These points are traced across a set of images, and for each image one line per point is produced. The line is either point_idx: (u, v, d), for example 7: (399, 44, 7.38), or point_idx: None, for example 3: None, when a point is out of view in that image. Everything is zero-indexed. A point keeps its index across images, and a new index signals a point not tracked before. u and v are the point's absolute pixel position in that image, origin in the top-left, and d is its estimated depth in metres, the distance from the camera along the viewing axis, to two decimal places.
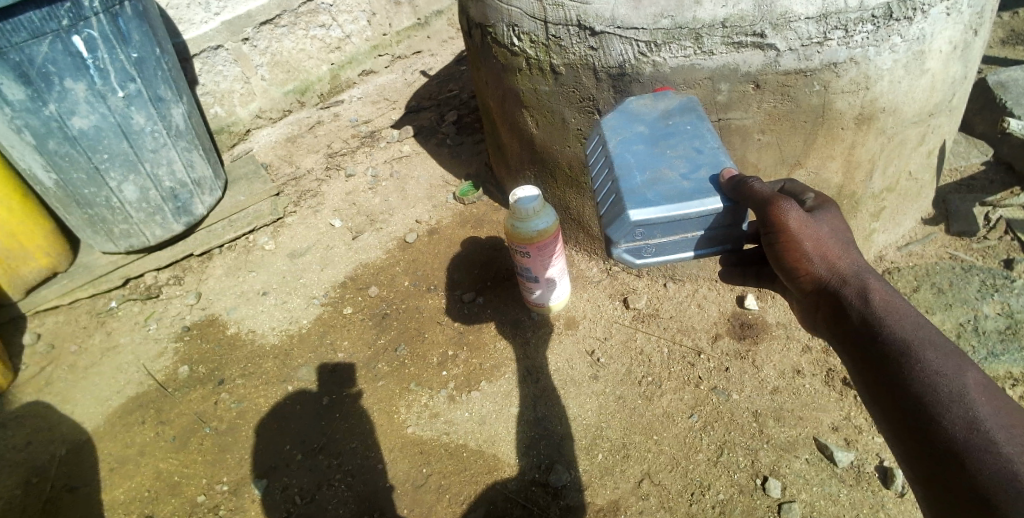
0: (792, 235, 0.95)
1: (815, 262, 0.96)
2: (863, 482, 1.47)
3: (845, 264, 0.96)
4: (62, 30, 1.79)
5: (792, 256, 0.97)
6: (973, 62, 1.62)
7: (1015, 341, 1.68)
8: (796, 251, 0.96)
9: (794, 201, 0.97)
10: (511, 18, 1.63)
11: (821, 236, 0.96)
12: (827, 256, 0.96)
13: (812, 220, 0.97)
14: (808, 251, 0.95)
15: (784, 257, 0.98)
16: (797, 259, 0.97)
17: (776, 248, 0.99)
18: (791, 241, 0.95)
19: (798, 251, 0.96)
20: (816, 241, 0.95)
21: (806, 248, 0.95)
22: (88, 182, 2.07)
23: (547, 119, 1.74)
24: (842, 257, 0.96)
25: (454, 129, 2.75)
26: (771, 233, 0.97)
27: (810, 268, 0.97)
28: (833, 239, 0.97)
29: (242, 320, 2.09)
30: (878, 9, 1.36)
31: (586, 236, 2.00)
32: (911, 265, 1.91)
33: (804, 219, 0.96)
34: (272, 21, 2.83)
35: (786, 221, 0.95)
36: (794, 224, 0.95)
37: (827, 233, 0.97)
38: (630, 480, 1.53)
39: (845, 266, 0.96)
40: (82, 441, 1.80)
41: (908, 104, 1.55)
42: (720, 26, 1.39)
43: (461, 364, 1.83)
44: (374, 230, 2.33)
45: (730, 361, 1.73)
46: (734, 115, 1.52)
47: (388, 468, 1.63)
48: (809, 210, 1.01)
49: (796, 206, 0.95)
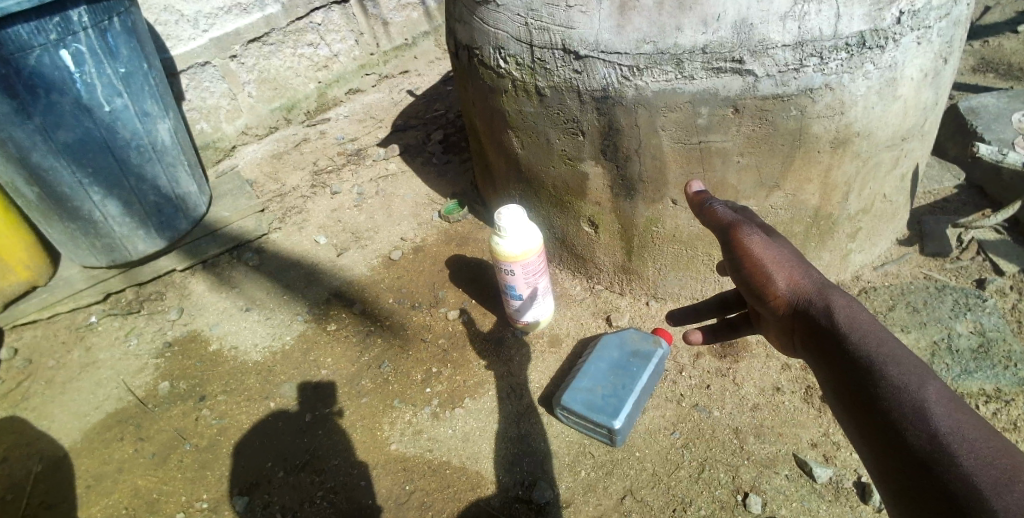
0: (754, 258, 0.99)
1: (780, 282, 0.98)
2: (842, 498, 1.49)
3: (808, 282, 0.97)
4: (50, 44, 1.80)
5: (758, 279, 1.00)
6: (943, 89, 1.69)
7: (986, 359, 1.72)
8: (760, 274, 0.99)
9: (757, 227, 1.01)
10: (499, 41, 1.67)
11: (781, 257, 0.99)
12: (792, 275, 0.98)
13: (770, 244, 1.00)
14: (772, 273, 0.98)
15: (751, 280, 1.01)
16: (763, 282, 0.99)
17: (744, 274, 1.02)
18: (753, 265, 0.99)
19: (762, 274, 0.99)
20: (777, 262, 0.98)
21: (768, 270, 0.98)
22: (71, 196, 2.05)
23: (532, 140, 1.78)
24: (805, 276, 0.98)
25: (441, 148, 2.77)
26: (734, 258, 1.01)
27: (776, 289, 0.99)
28: (795, 261, 0.99)
29: (226, 336, 2.08)
30: (851, 38, 1.42)
31: (570, 255, 2.03)
32: (887, 284, 1.95)
33: (763, 242, 1.00)
34: (260, 39, 2.87)
35: (747, 245, 0.99)
36: (756, 247, 0.99)
37: (787, 255, 0.99)
38: (612, 497, 1.53)
39: (809, 284, 0.96)
40: (59, 457, 1.77)
41: (882, 129, 1.61)
42: (700, 52, 1.43)
43: (445, 381, 1.84)
44: (359, 247, 2.34)
45: (712, 379, 1.76)
46: (714, 138, 1.55)
47: (371, 485, 1.62)
48: (773, 234, 1.04)
49: (757, 231, 1.00)
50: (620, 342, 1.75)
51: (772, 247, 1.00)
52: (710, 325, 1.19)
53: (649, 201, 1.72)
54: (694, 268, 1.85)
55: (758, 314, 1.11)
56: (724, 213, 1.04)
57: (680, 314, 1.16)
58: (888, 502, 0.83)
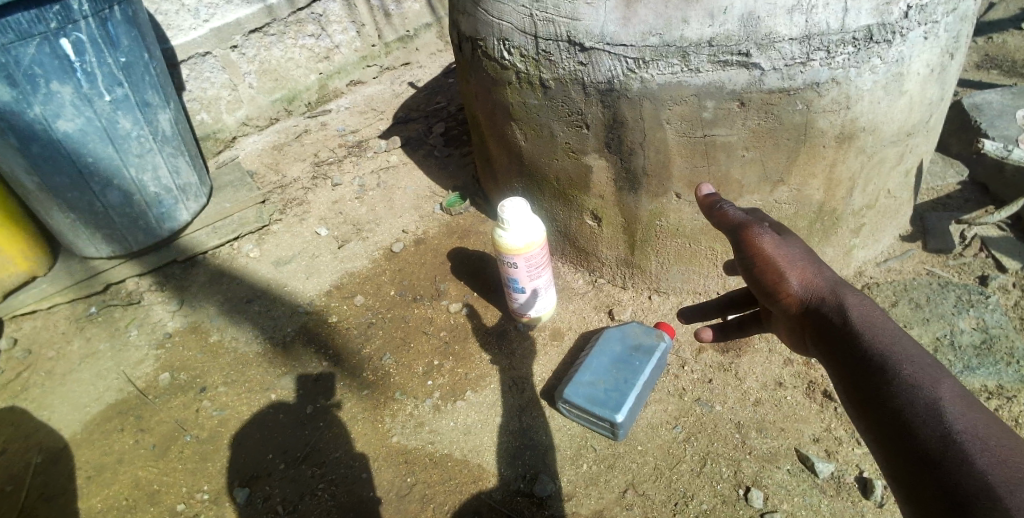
0: (767, 258, 0.99)
1: (792, 280, 0.98)
2: (843, 493, 1.49)
3: (820, 282, 0.97)
4: (50, 32, 1.79)
5: (769, 278, 1.00)
6: (949, 85, 1.68)
7: (989, 355, 1.72)
8: (772, 273, 1.00)
9: (768, 228, 1.02)
10: (502, 33, 1.66)
11: (793, 257, 0.99)
12: (804, 275, 0.98)
13: (782, 243, 1.01)
14: (784, 271, 0.98)
15: (761, 278, 1.01)
16: (774, 280, 0.99)
17: (755, 273, 1.02)
18: (766, 264, 0.99)
19: (774, 273, 0.99)
20: (789, 262, 0.98)
21: (781, 269, 0.98)
22: (72, 186, 2.04)
23: (536, 132, 1.77)
24: (818, 276, 0.98)
25: (442, 140, 2.76)
26: (746, 258, 1.01)
27: (787, 288, 0.99)
28: (807, 261, 0.99)
29: (226, 328, 2.07)
30: (858, 32, 1.41)
31: (572, 249, 2.03)
32: (890, 280, 1.95)
33: (775, 242, 1.00)
34: (261, 29, 2.85)
35: (759, 244, 0.99)
36: (768, 247, 0.99)
37: (800, 255, 0.99)
38: (614, 490, 1.54)
39: (821, 284, 0.97)
40: (59, 449, 1.77)
41: (887, 124, 1.60)
42: (706, 45, 1.42)
43: (446, 374, 1.83)
44: (360, 239, 2.33)
45: (714, 373, 1.76)
46: (719, 132, 1.54)
47: (373, 478, 1.62)
48: (783, 234, 1.04)
49: (769, 232, 1.01)
50: (622, 335, 1.74)
51: (784, 246, 1.00)
52: (717, 324, 1.19)
53: (653, 194, 1.72)
54: (697, 262, 1.84)
55: (767, 313, 1.11)
56: (735, 214, 1.05)
57: (689, 311, 1.16)
58: (895, 501, 0.83)
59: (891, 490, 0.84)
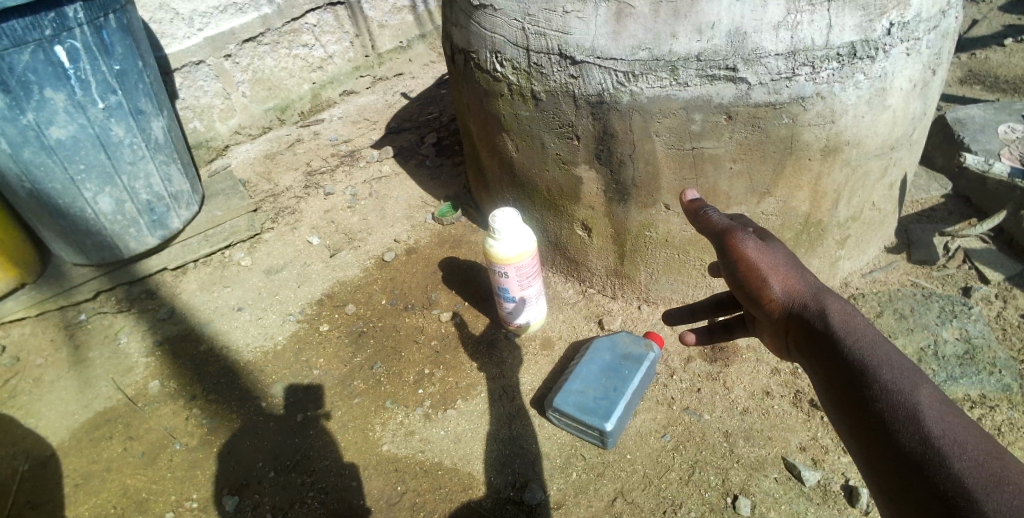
0: (750, 264, 1.01)
1: (776, 286, 1.00)
2: (829, 501, 1.51)
3: (803, 287, 0.99)
4: (44, 39, 1.79)
5: (754, 283, 1.02)
6: (931, 99, 1.71)
7: (972, 365, 1.75)
8: (756, 278, 1.01)
9: (752, 235, 1.04)
10: (495, 46, 1.69)
11: (777, 263, 1.01)
12: (787, 280, 1.00)
13: (766, 250, 1.02)
14: (767, 277, 1.00)
15: (746, 284, 1.03)
16: (758, 286, 1.01)
17: (738, 279, 1.04)
18: (749, 269, 1.01)
19: (758, 279, 1.01)
20: (772, 268, 1.00)
21: (764, 274, 1.00)
22: (62, 193, 2.04)
23: (527, 143, 1.79)
24: (801, 282, 1.00)
25: (434, 150, 2.78)
26: (730, 263, 1.03)
27: (771, 293, 1.00)
28: (791, 267, 1.01)
29: (216, 335, 2.07)
30: (842, 48, 1.44)
31: (563, 259, 2.05)
32: (874, 290, 1.98)
33: (758, 248, 1.02)
34: (254, 39, 2.87)
35: (742, 250, 1.01)
36: (751, 253, 1.01)
37: (783, 260, 1.02)
38: (604, 498, 1.55)
39: (805, 290, 0.99)
40: (46, 456, 1.76)
41: (871, 137, 1.63)
42: (695, 59, 1.45)
43: (437, 383, 1.84)
44: (352, 248, 2.34)
45: (702, 383, 1.77)
46: (706, 144, 1.57)
47: (363, 485, 1.62)
48: (766, 240, 1.06)
49: (752, 237, 1.02)
50: (611, 345, 1.76)
51: (767, 253, 1.02)
52: (704, 328, 1.20)
53: (642, 205, 1.74)
54: (685, 273, 1.86)
55: (752, 317, 1.13)
56: (719, 220, 1.07)
57: (675, 315, 1.17)
58: (877, 502, 0.84)
59: (873, 492, 0.85)
